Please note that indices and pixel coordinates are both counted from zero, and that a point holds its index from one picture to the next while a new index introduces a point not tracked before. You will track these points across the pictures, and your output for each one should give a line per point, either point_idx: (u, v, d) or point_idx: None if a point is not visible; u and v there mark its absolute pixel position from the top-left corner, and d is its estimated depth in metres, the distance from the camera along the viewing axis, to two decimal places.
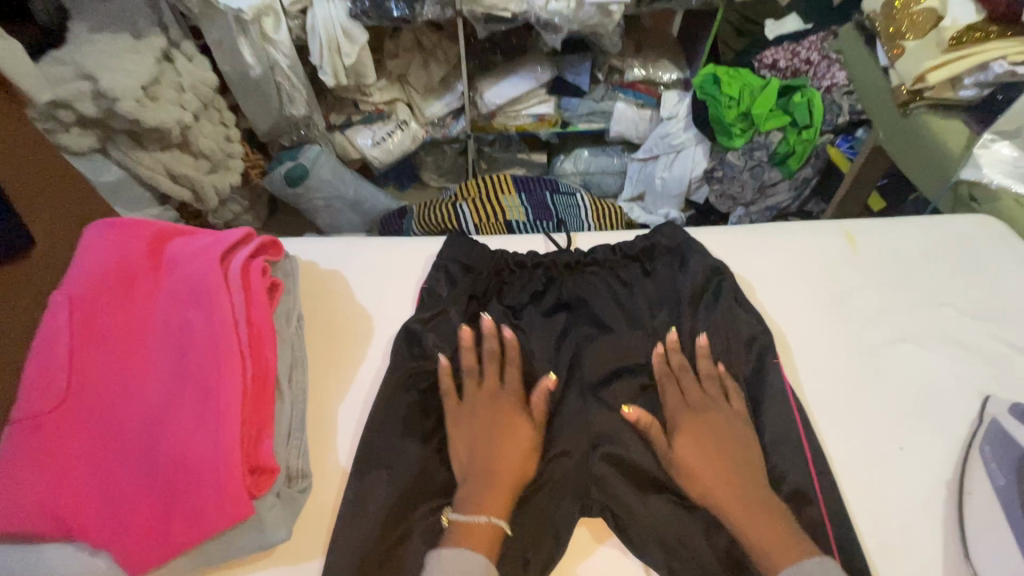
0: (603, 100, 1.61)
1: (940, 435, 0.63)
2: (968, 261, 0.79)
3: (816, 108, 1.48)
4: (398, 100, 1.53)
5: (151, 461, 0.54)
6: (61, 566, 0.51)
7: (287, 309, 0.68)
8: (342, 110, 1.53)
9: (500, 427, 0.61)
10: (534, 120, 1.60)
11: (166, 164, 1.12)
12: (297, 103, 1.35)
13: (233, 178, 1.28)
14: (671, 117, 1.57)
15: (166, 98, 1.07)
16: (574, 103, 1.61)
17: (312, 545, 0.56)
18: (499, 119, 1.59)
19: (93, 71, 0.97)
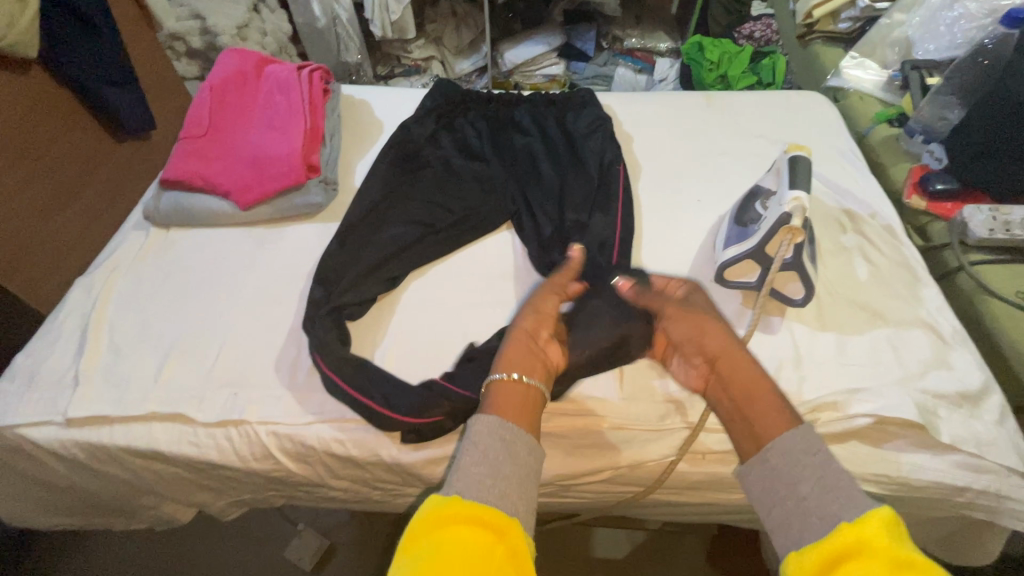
0: (605, 66, 1.90)
1: (725, 199, 0.99)
2: (792, 115, 1.13)
3: (780, 69, 1.65)
4: (433, 57, 1.89)
5: (252, 158, 0.97)
6: (202, 205, 0.95)
7: (332, 107, 1.12)
8: (387, 63, 1.90)
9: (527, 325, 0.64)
10: (546, 80, 1.91)
11: None
12: (351, 51, 1.76)
13: None
14: (662, 79, 1.88)
15: (252, 39, 1.60)
16: (581, 67, 1.90)
17: (336, 214, 0.97)
18: (516, 78, 1.91)
19: (202, 14, 1.52)
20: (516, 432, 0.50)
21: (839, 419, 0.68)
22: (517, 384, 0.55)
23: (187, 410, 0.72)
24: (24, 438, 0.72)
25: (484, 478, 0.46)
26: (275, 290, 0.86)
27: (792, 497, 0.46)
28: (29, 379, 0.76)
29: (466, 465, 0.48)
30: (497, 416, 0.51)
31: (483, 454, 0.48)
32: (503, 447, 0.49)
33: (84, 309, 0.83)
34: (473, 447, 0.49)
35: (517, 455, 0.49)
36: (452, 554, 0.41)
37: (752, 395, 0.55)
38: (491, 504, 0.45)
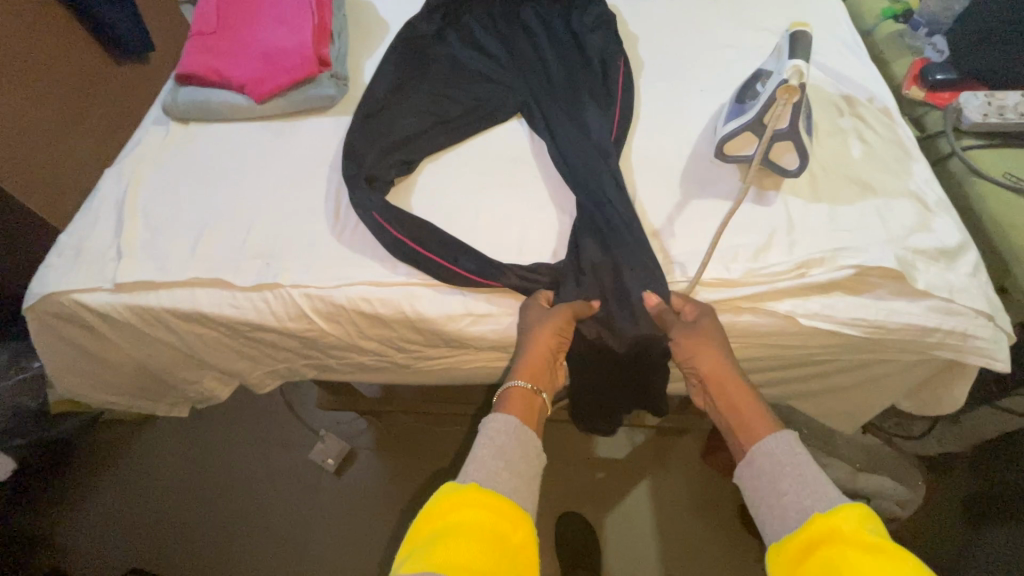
0: None
1: (728, 87, 1.01)
2: (793, 9, 1.14)
3: None
4: None
5: (263, 52, 0.98)
6: (217, 99, 0.97)
7: (337, 6, 1.12)
8: None
9: (539, 336, 0.72)
10: None
11: None
12: None
13: None
14: None
15: None
16: None
17: (348, 107, 1.00)
18: None
19: None
20: (526, 432, 0.62)
21: (825, 271, 0.74)
22: (526, 393, 0.66)
23: (226, 275, 0.78)
24: (78, 303, 0.78)
25: (499, 467, 0.57)
26: (297, 176, 0.91)
27: (774, 495, 0.55)
28: (76, 253, 0.81)
29: (486, 460, 0.57)
30: (512, 419, 0.62)
31: (498, 448, 0.59)
32: (515, 444, 0.60)
33: (118, 194, 0.88)
34: (497, 439, 0.60)
35: (525, 449, 0.60)
36: (462, 533, 0.50)
37: (741, 412, 0.65)
38: (503, 493, 0.55)
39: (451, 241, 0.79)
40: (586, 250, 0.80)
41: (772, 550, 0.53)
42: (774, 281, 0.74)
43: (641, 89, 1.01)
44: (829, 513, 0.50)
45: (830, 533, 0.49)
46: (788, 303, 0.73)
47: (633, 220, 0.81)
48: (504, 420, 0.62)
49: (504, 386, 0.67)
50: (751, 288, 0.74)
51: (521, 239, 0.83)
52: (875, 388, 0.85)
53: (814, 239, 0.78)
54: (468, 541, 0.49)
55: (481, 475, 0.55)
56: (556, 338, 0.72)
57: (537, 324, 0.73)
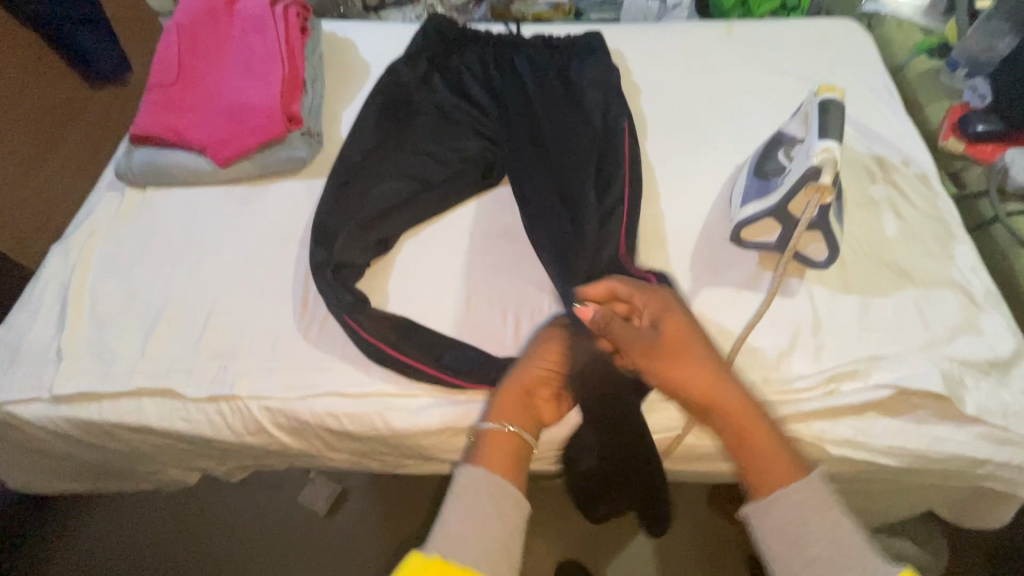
0: None
1: (744, 145, 0.90)
2: (818, 48, 1.02)
3: None
4: None
5: (227, 109, 0.89)
6: (176, 162, 0.88)
7: (313, 48, 1.02)
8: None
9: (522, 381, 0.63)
10: (550, 9, 1.70)
11: None
12: None
13: None
14: (677, 6, 1.61)
15: None
16: None
17: (323, 168, 0.91)
18: (516, 7, 1.70)
19: None
20: (501, 487, 0.53)
21: (858, 389, 0.64)
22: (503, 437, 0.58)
23: (176, 384, 0.69)
24: (12, 414, 0.70)
25: (467, 535, 0.50)
26: (264, 254, 0.81)
27: (797, 549, 0.50)
28: (12, 352, 0.73)
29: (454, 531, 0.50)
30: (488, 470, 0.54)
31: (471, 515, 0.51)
32: (488, 502, 0.52)
33: (63, 278, 0.79)
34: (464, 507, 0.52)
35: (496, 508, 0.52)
36: None
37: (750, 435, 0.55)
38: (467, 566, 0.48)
39: (430, 342, 0.70)
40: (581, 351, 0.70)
41: None
42: (800, 399, 0.64)
43: (647, 148, 0.91)
44: None
45: None
46: (814, 426, 0.64)
47: None
48: (479, 476, 0.53)
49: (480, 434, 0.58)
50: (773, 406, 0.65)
51: (510, 334, 0.74)
52: (907, 499, 0.76)
53: (844, 344, 0.68)
54: None
55: (448, 547, 0.49)
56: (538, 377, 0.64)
57: (522, 372, 0.64)
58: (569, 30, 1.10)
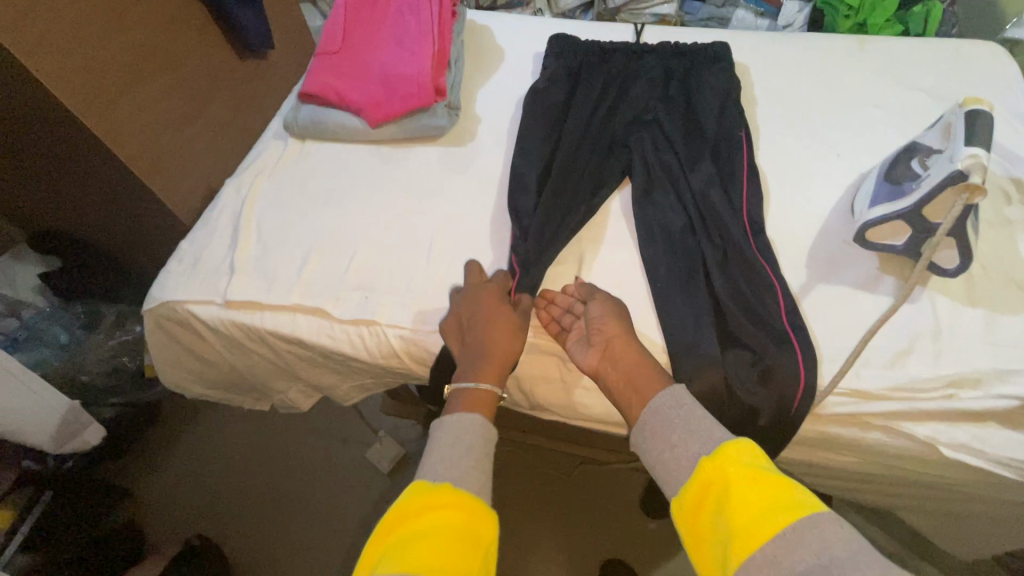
0: (723, 7, 1.78)
1: (869, 155, 0.91)
2: (955, 67, 1.01)
3: (933, 18, 1.49)
4: None
5: (383, 76, 1.00)
6: (334, 119, 0.99)
7: (457, 31, 1.12)
8: None
9: (493, 319, 0.72)
10: (655, 19, 1.82)
11: None
12: None
13: None
14: (787, 25, 1.67)
15: None
16: (695, 7, 1.81)
17: (459, 138, 0.99)
18: (623, 16, 1.84)
19: None
20: (491, 433, 0.62)
21: (979, 397, 0.64)
22: (485, 389, 0.66)
23: (326, 305, 0.79)
24: (190, 313, 0.82)
25: (469, 465, 0.58)
26: (404, 207, 0.91)
27: None
28: (193, 263, 0.85)
29: (451, 462, 0.58)
30: (477, 419, 0.63)
31: (461, 446, 0.60)
32: (481, 442, 0.61)
33: (235, 207, 0.92)
34: (452, 443, 0.60)
35: (489, 450, 0.61)
36: (440, 530, 0.51)
37: (635, 376, 0.67)
38: (472, 491, 0.56)
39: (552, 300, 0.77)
40: (689, 324, 0.73)
41: (676, 502, 0.57)
42: (917, 400, 0.65)
43: (765, 150, 0.93)
44: (714, 453, 0.56)
45: (722, 469, 0.54)
46: (926, 427, 0.65)
47: (749, 304, 0.74)
48: (466, 423, 0.62)
49: (458, 386, 0.67)
50: (888, 402, 0.66)
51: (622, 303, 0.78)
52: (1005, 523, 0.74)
53: (965, 353, 0.68)
54: (442, 540, 0.50)
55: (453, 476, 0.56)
56: (510, 327, 0.72)
57: (493, 321, 0.71)
58: (691, 31, 1.13)
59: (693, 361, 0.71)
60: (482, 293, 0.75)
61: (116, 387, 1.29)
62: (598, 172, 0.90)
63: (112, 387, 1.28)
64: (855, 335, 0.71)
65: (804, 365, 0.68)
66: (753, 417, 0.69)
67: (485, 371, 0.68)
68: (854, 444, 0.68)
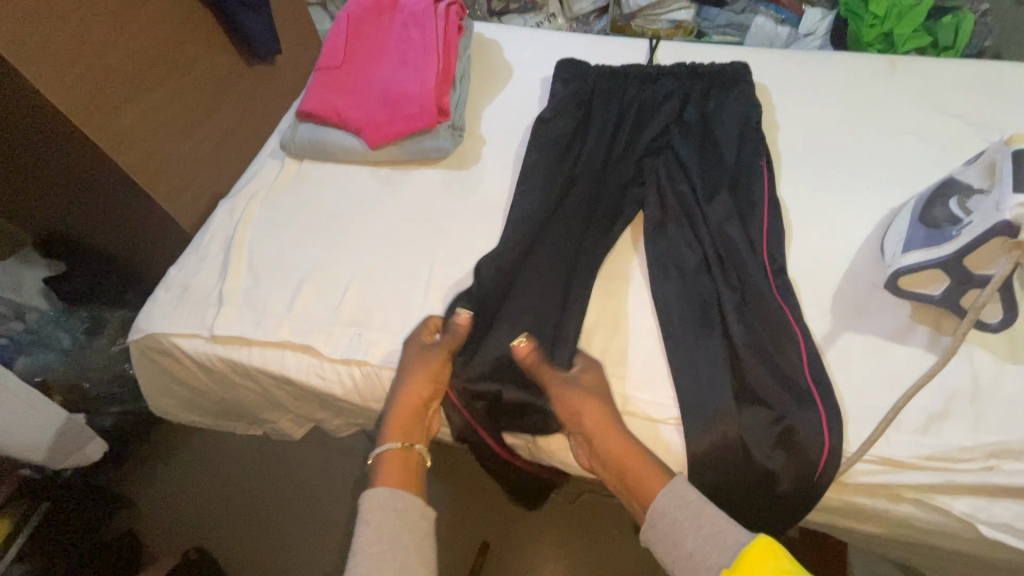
0: (742, 13, 1.71)
1: (900, 188, 0.85)
2: (994, 92, 0.94)
3: (964, 29, 1.41)
4: None
5: (385, 94, 0.95)
6: (333, 139, 0.95)
7: (464, 46, 1.07)
8: None
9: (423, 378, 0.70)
10: (672, 26, 1.73)
11: None
12: None
13: None
14: (808, 33, 1.63)
15: None
16: (713, 13, 1.73)
17: (464, 160, 0.95)
18: (638, 22, 1.75)
19: None
20: (405, 500, 0.63)
21: (1022, 470, 0.59)
22: (401, 454, 0.67)
23: (317, 342, 0.75)
24: (177, 345, 0.79)
25: (383, 549, 0.58)
26: (402, 234, 0.86)
27: None
28: (181, 292, 0.82)
29: (371, 546, 0.58)
30: (390, 489, 0.63)
31: (378, 528, 0.60)
32: (395, 514, 0.61)
33: (227, 232, 0.88)
34: (368, 521, 0.60)
35: (410, 521, 0.61)
36: None
37: (629, 471, 0.63)
38: None
39: (555, 345, 0.72)
40: (702, 376, 0.68)
41: None
42: (952, 471, 0.60)
43: (787, 181, 0.87)
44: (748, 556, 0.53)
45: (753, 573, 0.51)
46: (963, 501, 0.59)
47: (767, 355, 0.69)
48: (386, 495, 0.62)
49: (377, 452, 0.68)
50: (920, 472, 0.60)
51: (630, 349, 0.73)
52: None
53: (1009, 419, 0.62)
54: None
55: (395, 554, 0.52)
56: (432, 387, 0.71)
57: (416, 381, 0.70)
58: (710, 49, 1.07)
59: (706, 418, 0.65)
60: (420, 356, 0.71)
61: (118, 396, 1.23)
62: (606, 202, 0.85)
63: (116, 394, 1.22)
64: (885, 393, 0.66)
65: (829, 428, 0.62)
66: (772, 482, 0.64)
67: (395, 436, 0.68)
68: (880, 514, 0.63)
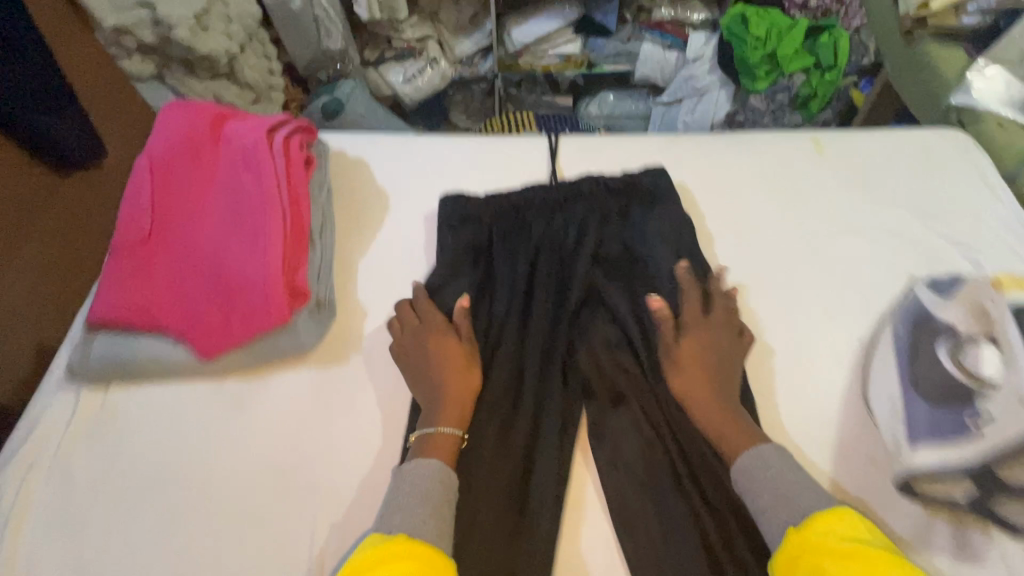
0: (628, 42, 1.55)
1: (862, 309, 0.73)
2: (928, 168, 0.85)
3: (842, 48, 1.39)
4: (429, 38, 1.53)
5: (216, 277, 0.70)
6: (148, 352, 0.68)
7: (320, 181, 0.83)
8: (376, 47, 1.54)
9: (449, 364, 0.64)
10: (560, 61, 1.58)
11: (215, 90, 1.20)
12: (335, 38, 1.38)
13: (275, 109, 1.35)
14: (696, 58, 1.52)
15: (216, 29, 1.13)
16: (599, 44, 1.56)
17: (338, 352, 0.71)
18: (526, 59, 1.58)
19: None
20: (449, 479, 0.57)
21: None
22: (444, 438, 0.60)
23: None
24: None
25: (422, 513, 0.53)
26: (269, 489, 0.63)
27: None
28: None
29: (404, 507, 0.53)
30: (436, 466, 0.57)
31: (420, 497, 0.54)
32: (440, 489, 0.55)
33: None
34: (410, 486, 0.55)
35: (441, 500, 0.55)
36: None
37: (712, 420, 0.61)
38: (428, 540, 0.51)
39: None
40: None
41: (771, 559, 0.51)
42: None
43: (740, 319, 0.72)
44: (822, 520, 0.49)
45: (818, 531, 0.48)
46: None
47: None
48: (425, 468, 0.56)
49: (425, 429, 0.61)
50: None
51: None
52: None
53: None
54: None
55: None
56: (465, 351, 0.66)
57: (440, 353, 0.65)
58: (617, 141, 0.91)
59: None
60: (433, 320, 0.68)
61: None
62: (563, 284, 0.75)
63: None
64: None
65: None
66: None
67: (444, 415, 0.61)
68: None
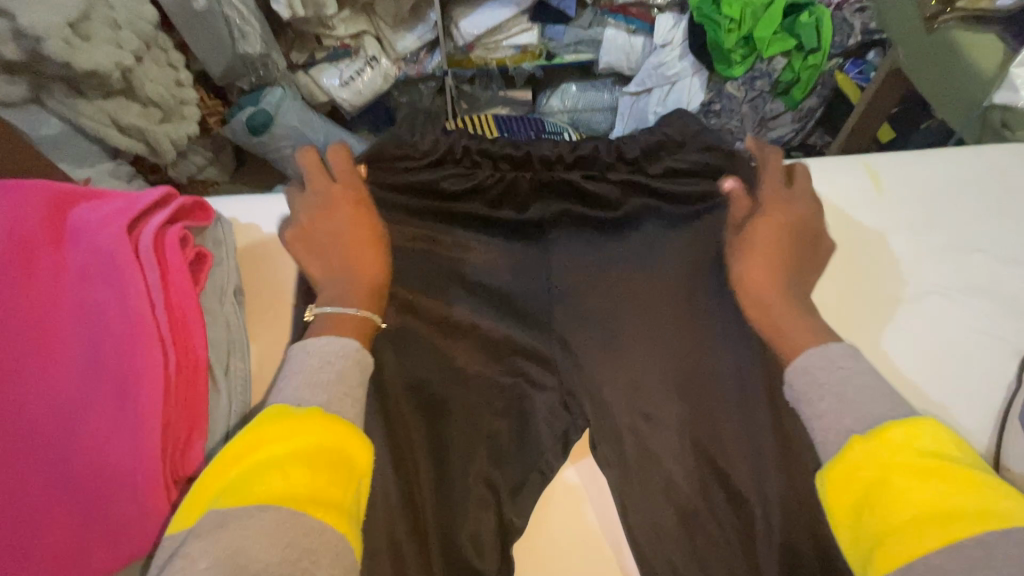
0: (589, 28, 1.28)
1: (962, 403, 0.58)
2: (1005, 198, 0.68)
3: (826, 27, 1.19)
4: (366, 33, 1.25)
5: (63, 477, 0.45)
6: None
7: (221, 285, 0.59)
8: (305, 46, 1.25)
9: (368, 239, 0.56)
10: (517, 53, 1.31)
11: (111, 112, 0.87)
12: (253, 39, 1.06)
13: (192, 127, 1.02)
14: (665, 44, 1.26)
15: (98, 34, 0.80)
16: (558, 31, 1.28)
17: None
18: (477, 53, 1.30)
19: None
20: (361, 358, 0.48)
21: None
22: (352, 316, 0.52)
23: None
24: None
25: (326, 396, 0.44)
26: None
27: None
28: None
29: (306, 386, 0.45)
30: (350, 344, 0.48)
31: (314, 381, 0.45)
32: (346, 373, 0.46)
33: None
34: (314, 367, 0.46)
35: (345, 386, 0.46)
36: (294, 458, 0.39)
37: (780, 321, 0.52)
38: (347, 422, 0.43)
39: None
40: None
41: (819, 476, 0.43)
42: None
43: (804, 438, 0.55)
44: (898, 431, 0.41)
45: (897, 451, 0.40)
46: None
47: None
48: (329, 343, 0.48)
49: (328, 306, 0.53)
50: None
51: None
52: None
53: None
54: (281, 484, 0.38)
55: None
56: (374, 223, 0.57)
57: (354, 225, 0.56)
58: None
59: None
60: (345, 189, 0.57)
61: None
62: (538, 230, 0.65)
63: None
64: None
65: None
66: None
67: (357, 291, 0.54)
68: None
